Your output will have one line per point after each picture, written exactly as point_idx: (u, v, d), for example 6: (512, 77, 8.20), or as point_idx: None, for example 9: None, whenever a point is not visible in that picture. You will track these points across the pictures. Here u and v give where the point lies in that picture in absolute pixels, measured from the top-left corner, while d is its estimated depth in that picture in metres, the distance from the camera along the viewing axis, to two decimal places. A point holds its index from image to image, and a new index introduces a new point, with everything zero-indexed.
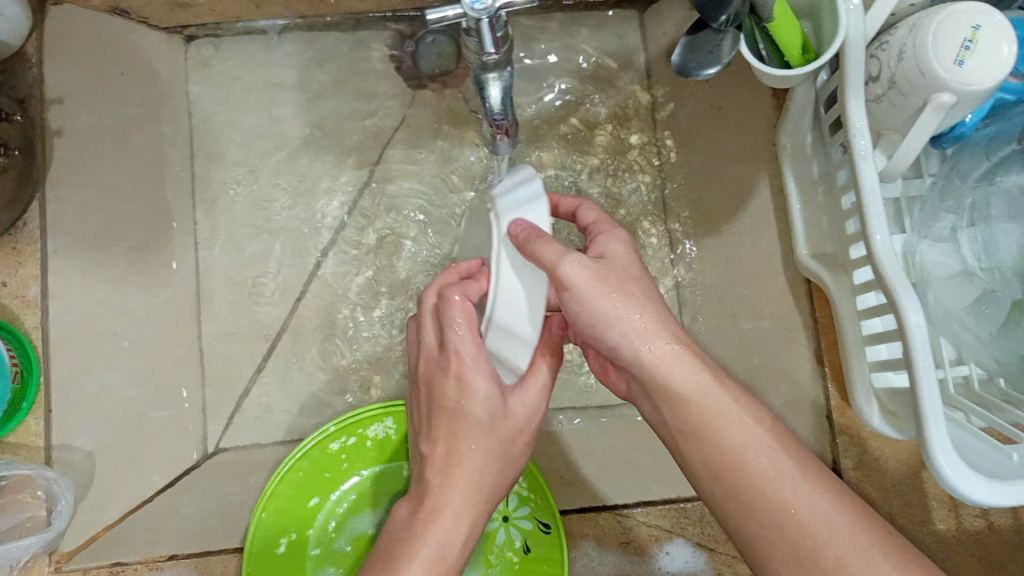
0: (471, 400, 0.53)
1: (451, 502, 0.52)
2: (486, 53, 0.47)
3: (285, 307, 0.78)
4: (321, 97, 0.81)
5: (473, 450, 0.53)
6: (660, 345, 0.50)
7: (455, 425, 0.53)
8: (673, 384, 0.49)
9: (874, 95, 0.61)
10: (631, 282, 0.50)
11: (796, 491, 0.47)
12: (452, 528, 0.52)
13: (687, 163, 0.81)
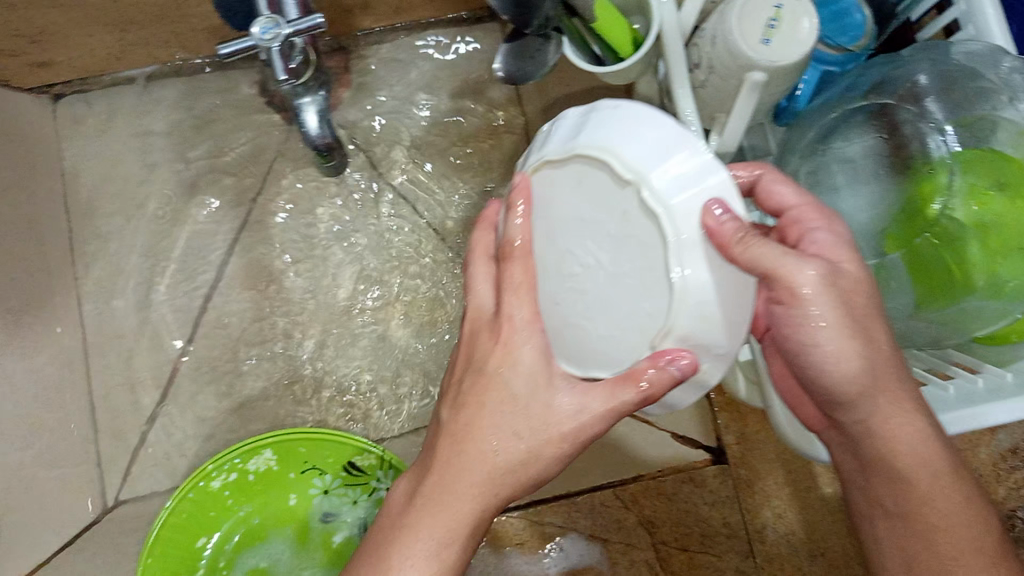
0: (515, 370, 0.42)
1: (462, 482, 0.43)
2: (282, 80, 0.47)
3: (174, 352, 0.79)
4: (193, 141, 0.82)
5: (501, 433, 0.43)
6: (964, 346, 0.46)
7: (476, 403, 0.43)
8: (890, 425, 0.46)
9: (699, 82, 0.63)
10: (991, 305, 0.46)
11: (962, 530, 0.46)
12: (467, 515, 0.43)
13: None
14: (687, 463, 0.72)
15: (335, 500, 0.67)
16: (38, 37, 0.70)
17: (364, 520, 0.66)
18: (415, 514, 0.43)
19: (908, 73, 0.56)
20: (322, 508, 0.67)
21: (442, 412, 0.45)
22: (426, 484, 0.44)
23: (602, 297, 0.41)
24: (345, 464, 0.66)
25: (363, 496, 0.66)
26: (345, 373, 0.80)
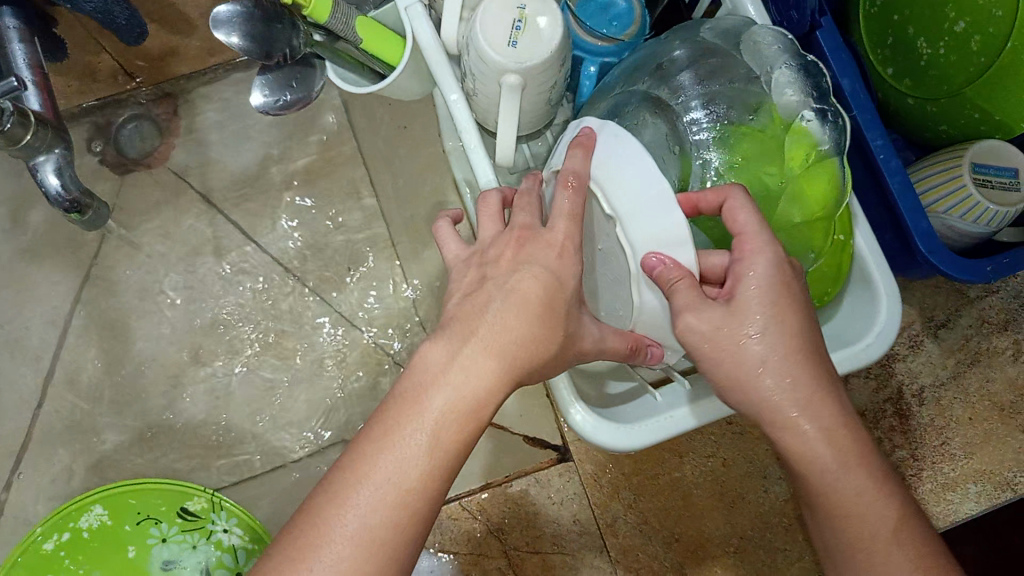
0: (533, 276, 0.43)
1: (475, 356, 0.41)
2: None
3: (27, 416, 0.79)
4: (27, 204, 0.83)
5: (503, 322, 0.42)
6: (766, 353, 0.43)
7: (524, 279, 0.43)
8: (784, 430, 0.44)
9: (469, 91, 0.63)
10: (773, 321, 0.43)
11: (857, 504, 0.44)
12: (472, 394, 0.41)
13: (393, 184, 0.84)
14: (533, 466, 0.72)
15: (172, 545, 0.65)
16: None
17: (205, 564, 0.65)
18: (426, 394, 0.40)
19: (666, 49, 0.59)
20: (161, 557, 0.65)
21: (481, 286, 0.44)
22: (459, 353, 0.41)
23: (556, 246, 0.44)
24: (178, 509, 0.65)
25: (202, 539, 0.65)
26: (199, 415, 0.80)
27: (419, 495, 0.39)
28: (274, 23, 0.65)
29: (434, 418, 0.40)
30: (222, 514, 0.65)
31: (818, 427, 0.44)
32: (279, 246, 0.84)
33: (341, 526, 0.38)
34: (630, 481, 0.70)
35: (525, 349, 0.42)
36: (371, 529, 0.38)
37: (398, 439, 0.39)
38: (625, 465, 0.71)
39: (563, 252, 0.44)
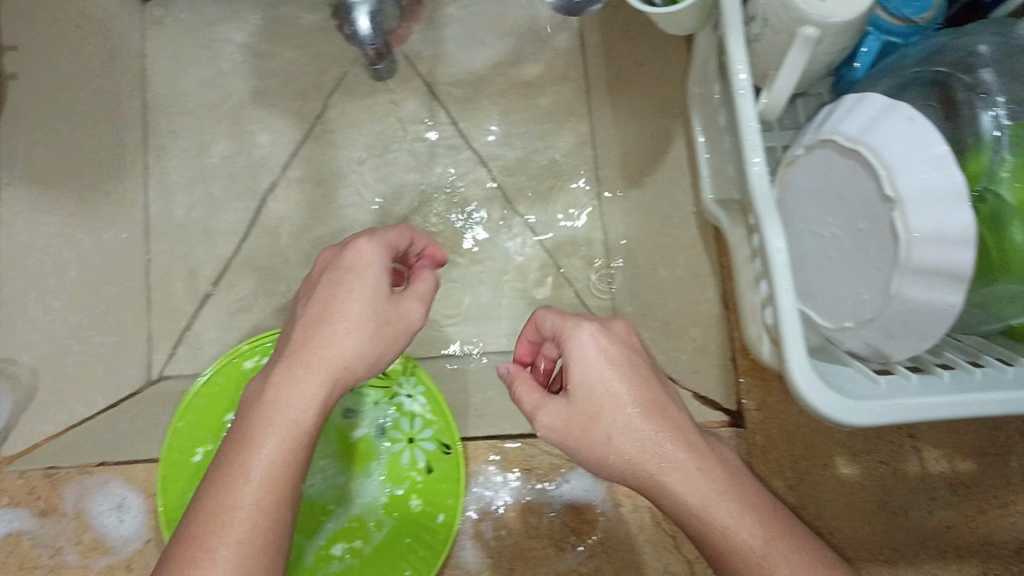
0: (353, 301, 0.54)
1: (305, 378, 0.52)
2: None
3: (229, 248, 0.83)
4: (269, 54, 0.85)
5: (341, 332, 0.54)
6: (638, 424, 0.50)
7: (334, 299, 0.54)
8: (679, 475, 0.49)
9: (753, 36, 0.63)
10: (614, 366, 0.52)
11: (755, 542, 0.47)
12: (300, 406, 0.51)
13: (614, 119, 0.83)
14: (703, 422, 0.72)
15: (358, 397, 0.74)
16: None
17: (384, 422, 0.74)
18: (266, 396, 0.51)
19: (968, 41, 0.53)
20: (345, 404, 0.74)
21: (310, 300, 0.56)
22: (286, 364, 0.53)
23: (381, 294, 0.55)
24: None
25: (385, 399, 0.74)
26: None
27: (277, 482, 0.48)
28: None
29: (283, 414, 0.51)
30: (408, 381, 0.73)
31: (703, 486, 0.49)
32: (489, 153, 0.85)
33: (236, 496, 0.47)
34: (797, 465, 0.70)
35: (355, 356, 0.54)
36: (256, 500, 0.47)
37: (257, 432, 0.50)
38: (797, 447, 0.70)
39: (379, 297, 0.55)
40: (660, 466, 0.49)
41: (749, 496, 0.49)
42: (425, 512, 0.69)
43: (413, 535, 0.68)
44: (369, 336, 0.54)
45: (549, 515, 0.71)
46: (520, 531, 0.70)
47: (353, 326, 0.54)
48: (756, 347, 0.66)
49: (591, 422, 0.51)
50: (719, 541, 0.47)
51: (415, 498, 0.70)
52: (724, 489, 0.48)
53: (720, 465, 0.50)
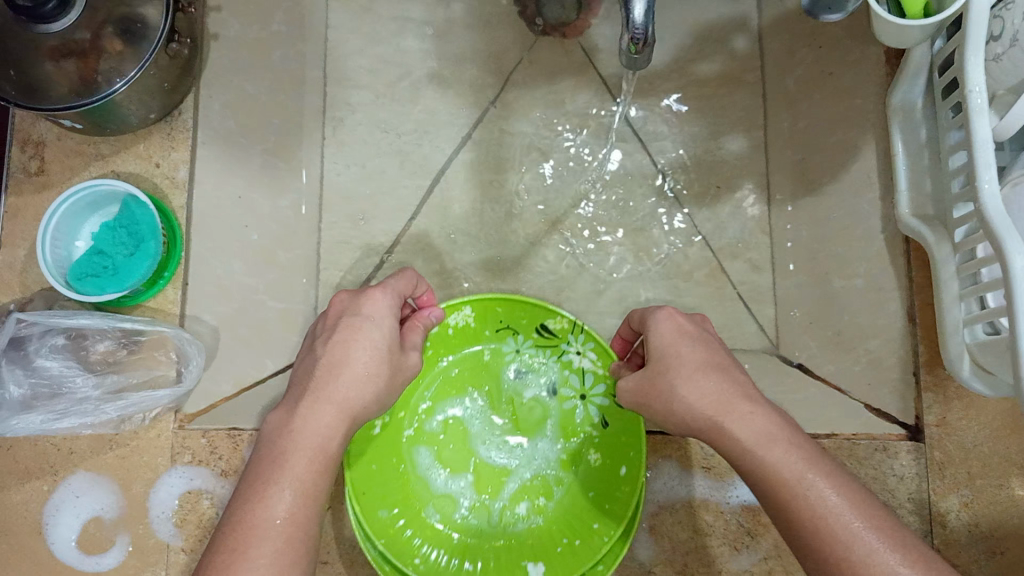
0: (363, 336, 0.56)
1: (317, 414, 0.53)
2: None
3: (400, 224, 0.83)
4: (450, 37, 0.87)
5: (353, 375, 0.55)
6: (712, 388, 0.54)
7: (347, 338, 0.56)
8: (739, 420, 0.52)
9: (994, 54, 0.63)
10: (696, 342, 0.57)
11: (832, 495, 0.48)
12: (317, 438, 0.52)
13: (791, 125, 0.83)
14: (882, 434, 0.72)
15: (518, 365, 0.76)
16: None
17: (554, 380, 0.75)
18: (293, 424, 0.52)
19: None
20: (514, 366, 0.76)
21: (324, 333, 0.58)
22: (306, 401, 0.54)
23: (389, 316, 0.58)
24: (535, 325, 0.73)
25: (554, 356, 0.75)
26: (545, 277, 0.84)
27: (305, 494, 0.50)
28: None
29: (307, 443, 0.52)
30: (574, 339, 0.72)
31: (771, 438, 0.51)
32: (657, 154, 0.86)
33: (266, 513, 0.49)
34: (973, 482, 0.70)
35: (357, 386, 0.55)
36: (284, 505, 0.49)
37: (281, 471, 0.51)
38: (971, 465, 0.70)
39: (385, 349, 0.57)
40: (717, 409, 0.53)
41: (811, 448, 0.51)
42: (609, 466, 0.70)
43: (600, 491, 0.70)
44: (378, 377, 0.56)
45: (725, 514, 0.70)
46: (693, 527, 0.70)
47: (352, 359, 0.55)
48: (955, 363, 0.67)
49: (670, 382, 0.55)
50: (768, 474, 0.50)
51: (594, 454, 0.72)
52: (792, 439, 0.51)
53: (778, 414, 0.53)
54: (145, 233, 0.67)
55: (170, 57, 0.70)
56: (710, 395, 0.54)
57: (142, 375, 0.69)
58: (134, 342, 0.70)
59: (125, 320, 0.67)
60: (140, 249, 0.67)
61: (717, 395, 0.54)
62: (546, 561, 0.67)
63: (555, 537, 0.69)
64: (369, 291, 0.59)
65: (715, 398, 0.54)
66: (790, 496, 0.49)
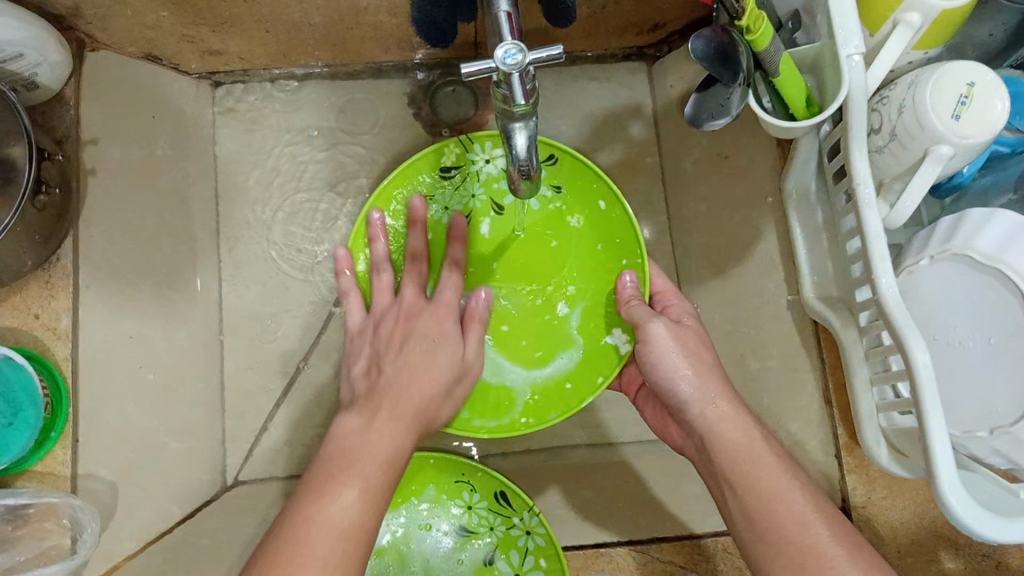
0: (438, 335, 0.67)
1: (386, 423, 0.59)
2: (519, 103, 0.49)
3: (304, 339, 0.83)
4: (348, 142, 0.85)
5: (422, 379, 0.63)
6: (706, 381, 0.63)
7: (431, 350, 0.65)
8: (721, 424, 0.60)
9: (876, 146, 0.64)
10: (698, 337, 0.67)
11: (797, 500, 0.55)
12: (385, 447, 0.57)
13: (694, 207, 0.85)
14: None
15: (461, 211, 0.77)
16: (220, 28, 0.74)
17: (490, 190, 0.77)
18: (368, 437, 0.57)
19: None
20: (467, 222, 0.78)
21: (401, 329, 0.68)
22: (374, 416, 0.60)
23: (441, 316, 0.69)
24: (438, 169, 0.76)
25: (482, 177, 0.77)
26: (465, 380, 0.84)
27: (371, 493, 0.53)
28: (730, 32, 0.58)
29: (376, 452, 0.56)
30: (479, 148, 0.76)
31: (754, 442, 0.59)
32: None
33: (333, 504, 0.52)
34: (903, 559, 0.68)
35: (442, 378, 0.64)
36: (352, 500, 0.52)
37: (353, 474, 0.54)
38: (901, 542, 0.69)
39: (454, 371, 0.66)
40: (716, 408, 0.61)
41: (805, 486, 0.56)
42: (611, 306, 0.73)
43: (593, 322, 0.74)
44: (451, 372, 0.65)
45: None
46: None
47: (433, 348, 0.66)
48: (873, 450, 0.67)
49: (660, 368, 0.65)
50: (763, 507, 0.56)
51: (578, 287, 0.75)
52: (767, 447, 0.59)
53: (784, 459, 0.59)
54: (21, 399, 0.63)
55: (39, 210, 0.66)
56: (718, 391, 0.62)
57: (31, 549, 0.64)
58: (21, 515, 0.64)
59: (7, 497, 0.63)
60: (19, 417, 0.63)
61: (722, 394, 0.62)
62: (546, 396, 0.73)
63: (558, 387, 0.73)
64: (435, 305, 0.69)
65: (722, 390, 0.62)
66: (784, 526, 0.54)
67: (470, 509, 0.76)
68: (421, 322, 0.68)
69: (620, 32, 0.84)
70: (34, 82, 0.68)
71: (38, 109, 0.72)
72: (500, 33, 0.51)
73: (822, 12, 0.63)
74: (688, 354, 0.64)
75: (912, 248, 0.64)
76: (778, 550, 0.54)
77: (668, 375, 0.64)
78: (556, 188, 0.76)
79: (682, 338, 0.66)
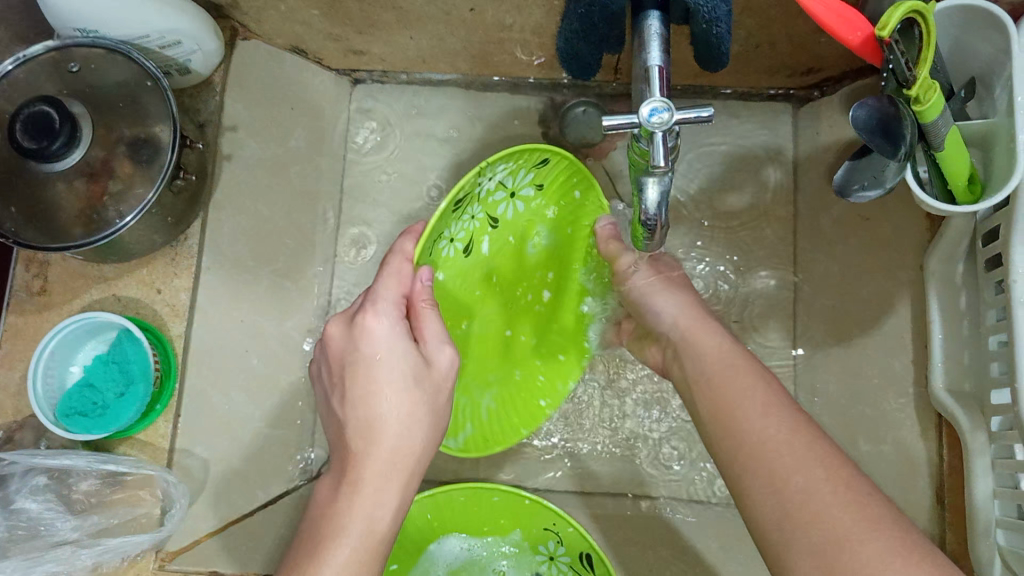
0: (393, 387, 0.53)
1: (371, 488, 0.51)
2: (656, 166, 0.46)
3: None
4: (477, 152, 0.85)
5: (392, 410, 0.52)
6: (676, 315, 0.65)
7: (369, 384, 0.53)
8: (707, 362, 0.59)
9: None
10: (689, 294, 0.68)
11: (798, 451, 0.49)
12: (375, 500, 0.51)
13: (825, 268, 0.81)
14: None
15: (463, 239, 0.64)
16: (367, 29, 0.74)
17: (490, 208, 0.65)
18: (344, 496, 0.51)
19: None
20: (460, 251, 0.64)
21: (334, 391, 0.55)
22: (342, 471, 0.52)
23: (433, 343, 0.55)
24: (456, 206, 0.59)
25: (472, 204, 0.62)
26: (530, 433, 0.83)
27: (372, 539, 0.50)
28: (893, 99, 0.53)
29: (374, 517, 0.50)
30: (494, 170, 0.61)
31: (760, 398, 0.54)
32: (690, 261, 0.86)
33: None
34: None
35: (423, 425, 0.53)
36: (344, 565, 0.48)
37: (334, 543, 0.49)
38: None
39: (416, 373, 0.53)
40: (694, 333, 0.63)
41: (799, 427, 0.51)
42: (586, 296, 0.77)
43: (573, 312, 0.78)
44: (432, 400, 0.54)
45: None
46: None
47: (403, 385, 0.53)
48: (984, 568, 0.60)
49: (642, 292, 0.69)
50: (748, 447, 0.51)
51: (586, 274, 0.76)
52: (773, 408, 0.53)
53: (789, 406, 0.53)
54: (135, 372, 0.67)
55: (174, 194, 0.69)
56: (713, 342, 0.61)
57: (124, 515, 0.67)
58: (119, 481, 0.68)
59: (109, 462, 0.66)
60: (130, 391, 0.67)
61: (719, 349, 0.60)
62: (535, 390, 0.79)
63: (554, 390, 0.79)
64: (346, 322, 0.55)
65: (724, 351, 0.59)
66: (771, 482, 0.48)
67: (552, 560, 0.73)
68: (393, 395, 0.53)
69: (771, 73, 0.79)
70: (187, 68, 0.71)
71: (187, 91, 0.75)
72: (649, 86, 0.48)
73: (1002, 86, 0.57)
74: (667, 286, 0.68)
75: None
76: (775, 500, 0.48)
77: (648, 295, 0.69)
78: (539, 187, 0.68)
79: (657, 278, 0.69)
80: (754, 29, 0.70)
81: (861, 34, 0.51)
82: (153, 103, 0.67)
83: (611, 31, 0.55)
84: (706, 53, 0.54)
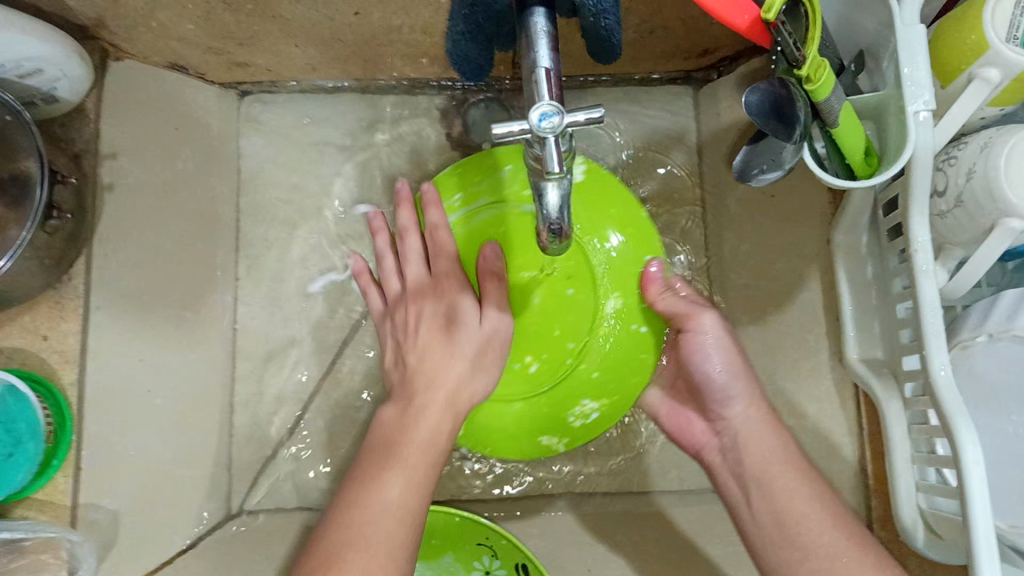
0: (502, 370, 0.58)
1: (432, 412, 0.55)
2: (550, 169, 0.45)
3: (321, 368, 0.81)
4: (378, 157, 0.82)
5: (468, 377, 0.57)
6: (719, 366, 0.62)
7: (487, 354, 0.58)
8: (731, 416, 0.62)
9: (938, 210, 0.59)
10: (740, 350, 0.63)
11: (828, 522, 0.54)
12: (432, 432, 0.54)
13: (734, 247, 0.82)
14: None
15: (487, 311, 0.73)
16: (247, 41, 0.70)
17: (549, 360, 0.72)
18: (414, 420, 0.55)
19: None
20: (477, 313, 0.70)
21: (444, 325, 0.60)
22: (418, 403, 0.56)
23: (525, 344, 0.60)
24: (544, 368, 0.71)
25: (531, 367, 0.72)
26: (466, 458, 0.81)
27: (417, 485, 0.51)
28: (785, 83, 0.53)
29: (419, 441, 0.54)
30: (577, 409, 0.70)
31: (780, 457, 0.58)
32: None
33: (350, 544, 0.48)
34: None
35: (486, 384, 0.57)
36: (396, 495, 0.50)
37: (388, 472, 0.51)
38: None
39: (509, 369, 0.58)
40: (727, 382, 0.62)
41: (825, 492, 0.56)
42: (547, 450, 0.70)
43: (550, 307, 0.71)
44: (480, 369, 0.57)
45: None
46: None
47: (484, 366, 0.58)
48: (909, 534, 0.61)
49: (695, 362, 0.63)
50: (784, 511, 0.56)
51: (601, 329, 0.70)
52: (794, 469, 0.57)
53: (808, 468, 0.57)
54: (23, 432, 0.62)
55: (49, 234, 0.64)
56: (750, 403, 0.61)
57: None
58: (17, 547, 0.62)
59: (3, 530, 0.61)
60: (19, 450, 0.62)
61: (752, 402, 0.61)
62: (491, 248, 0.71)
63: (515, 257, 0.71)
64: (492, 308, 0.62)
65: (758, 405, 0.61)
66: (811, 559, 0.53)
67: (488, 575, 0.71)
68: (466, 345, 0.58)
69: (668, 56, 0.79)
70: (53, 95, 0.65)
71: (57, 120, 0.69)
72: (536, 87, 0.46)
73: (889, 58, 0.57)
74: (702, 339, 0.63)
75: (968, 321, 0.59)
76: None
77: (709, 359, 0.63)
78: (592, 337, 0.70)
79: (695, 332, 0.63)
80: (646, 15, 0.69)
81: (748, 17, 0.50)
82: (18, 135, 0.62)
83: (499, 28, 0.54)
84: (597, 44, 0.52)
